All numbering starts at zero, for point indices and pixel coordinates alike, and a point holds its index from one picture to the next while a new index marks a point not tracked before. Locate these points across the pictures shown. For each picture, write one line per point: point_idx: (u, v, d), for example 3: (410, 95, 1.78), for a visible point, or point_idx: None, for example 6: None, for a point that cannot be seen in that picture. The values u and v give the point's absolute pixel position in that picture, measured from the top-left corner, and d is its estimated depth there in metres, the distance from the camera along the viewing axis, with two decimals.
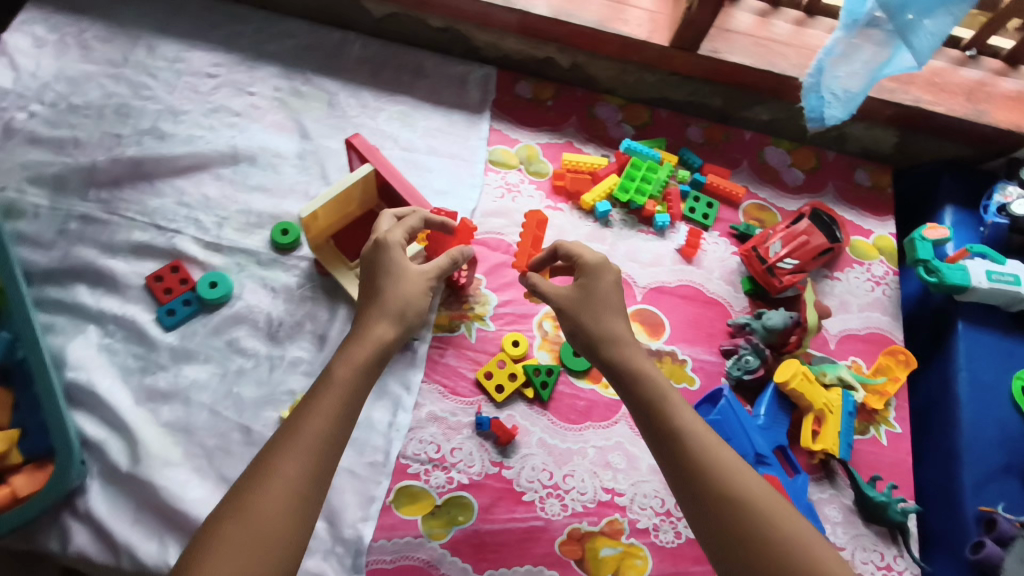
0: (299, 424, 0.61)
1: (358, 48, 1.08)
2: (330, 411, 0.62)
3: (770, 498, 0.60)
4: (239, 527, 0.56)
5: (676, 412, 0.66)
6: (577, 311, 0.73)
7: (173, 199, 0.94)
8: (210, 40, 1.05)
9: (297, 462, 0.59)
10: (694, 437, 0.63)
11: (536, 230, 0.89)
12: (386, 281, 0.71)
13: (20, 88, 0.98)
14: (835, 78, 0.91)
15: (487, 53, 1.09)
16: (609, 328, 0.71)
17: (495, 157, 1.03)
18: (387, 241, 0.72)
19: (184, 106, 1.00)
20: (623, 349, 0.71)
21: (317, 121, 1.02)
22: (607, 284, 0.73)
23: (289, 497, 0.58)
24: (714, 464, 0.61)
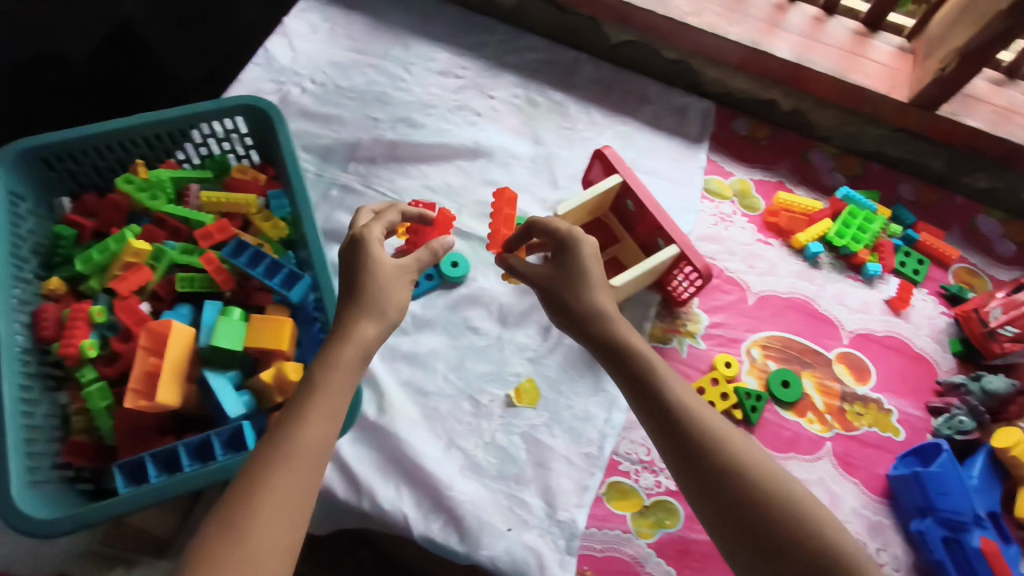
0: (311, 389, 0.59)
1: (590, 69, 1.15)
2: (341, 375, 0.61)
3: (762, 463, 0.62)
4: (266, 483, 0.53)
5: (659, 376, 0.68)
6: (555, 280, 0.76)
7: (420, 182, 1.02)
8: (459, 46, 1.15)
9: (319, 428, 0.57)
10: (686, 401, 0.66)
11: (506, 207, 0.94)
12: (371, 277, 0.67)
13: (296, 66, 1.09)
14: None
15: (710, 88, 1.14)
16: (598, 302, 0.74)
17: (711, 186, 1.07)
18: (363, 234, 0.70)
19: (433, 101, 1.09)
20: (606, 322, 0.72)
21: (550, 129, 1.08)
22: (588, 258, 0.75)
23: (314, 457, 0.55)
24: (709, 431, 0.63)
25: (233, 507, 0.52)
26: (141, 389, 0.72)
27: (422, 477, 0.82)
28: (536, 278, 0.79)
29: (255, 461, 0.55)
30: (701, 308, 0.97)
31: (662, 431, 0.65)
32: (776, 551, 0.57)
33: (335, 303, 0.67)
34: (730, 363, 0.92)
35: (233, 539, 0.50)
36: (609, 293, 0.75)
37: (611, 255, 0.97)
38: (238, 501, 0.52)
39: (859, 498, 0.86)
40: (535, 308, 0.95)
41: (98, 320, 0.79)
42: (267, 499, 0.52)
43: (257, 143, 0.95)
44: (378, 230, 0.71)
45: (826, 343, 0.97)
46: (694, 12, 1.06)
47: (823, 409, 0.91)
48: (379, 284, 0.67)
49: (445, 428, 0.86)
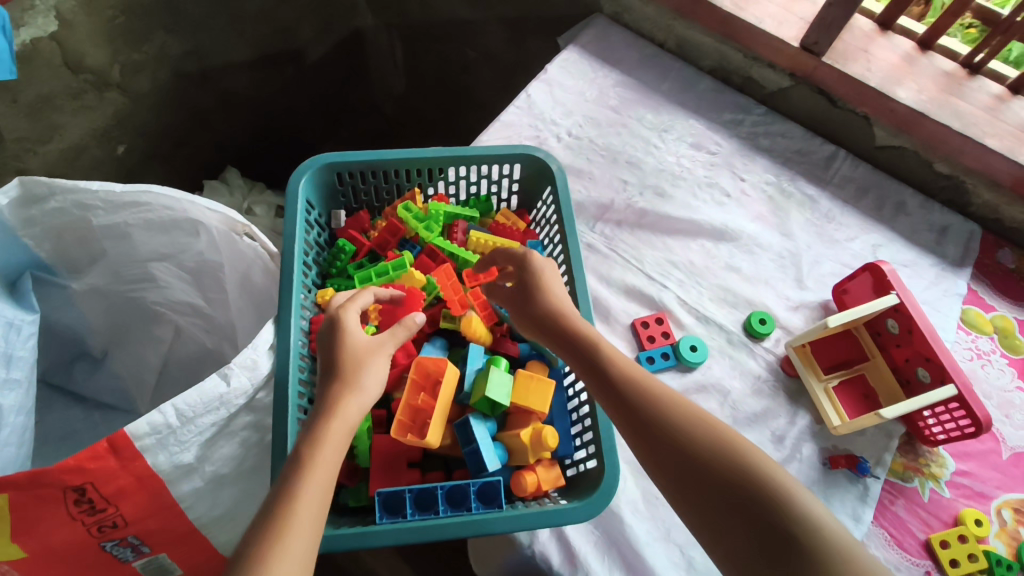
0: (309, 450, 0.57)
1: (847, 166, 1.11)
2: (331, 431, 0.59)
3: (730, 440, 0.56)
4: (276, 543, 0.49)
5: (612, 363, 0.64)
6: (519, 290, 0.74)
7: (663, 255, 1.01)
8: (714, 121, 1.14)
9: (315, 486, 0.54)
10: (649, 386, 0.61)
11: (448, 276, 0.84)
12: (346, 354, 0.65)
13: (555, 116, 1.12)
14: None
15: (977, 210, 1.07)
16: (551, 297, 0.72)
17: (968, 318, 0.99)
18: (341, 314, 0.69)
19: (683, 173, 1.08)
20: (563, 315, 0.70)
21: (799, 223, 1.05)
22: (543, 264, 0.75)
23: (313, 511, 0.52)
24: (668, 414, 0.58)
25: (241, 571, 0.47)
26: (406, 422, 0.72)
27: (640, 568, 0.77)
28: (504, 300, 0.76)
29: (257, 524, 0.51)
30: (947, 450, 0.90)
31: (629, 428, 0.59)
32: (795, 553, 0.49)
33: (324, 385, 0.63)
34: (980, 522, 0.84)
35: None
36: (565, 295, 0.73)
37: (859, 373, 0.92)
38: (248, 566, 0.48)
39: None
40: (769, 413, 0.90)
41: None
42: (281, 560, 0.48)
43: (523, 190, 0.97)
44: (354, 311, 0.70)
45: None
46: (993, 133, 0.99)
47: None
48: (357, 361, 0.65)
49: (665, 521, 0.81)
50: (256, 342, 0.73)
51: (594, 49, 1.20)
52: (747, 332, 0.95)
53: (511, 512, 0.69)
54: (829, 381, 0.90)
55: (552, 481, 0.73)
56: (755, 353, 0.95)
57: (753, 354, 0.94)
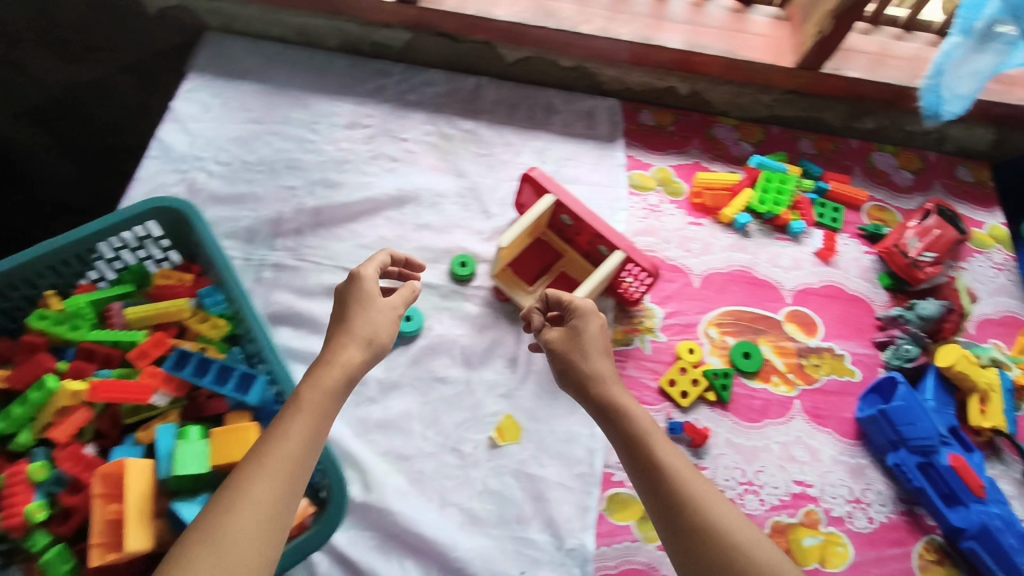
0: (291, 409, 0.63)
1: (492, 91, 1.17)
2: (326, 388, 0.66)
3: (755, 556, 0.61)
4: (258, 486, 0.57)
5: (659, 449, 0.68)
6: (573, 355, 0.76)
7: (353, 242, 1.00)
8: (361, 95, 1.14)
9: (298, 433, 0.61)
10: (696, 483, 0.66)
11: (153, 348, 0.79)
12: (354, 312, 0.72)
13: (196, 150, 1.05)
14: (956, 79, 1.00)
15: (610, 87, 1.18)
16: (598, 370, 0.75)
17: (634, 181, 1.11)
18: (360, 270, 0.75)
19: (347, 156, 1.07)
20: (614, 391, 0.73)
21: (468, 160, 1.09)
22: (597, 334, 0.77)
23: (294, 460, 0.59)
24: (714, 515, 0.63)
25: (224, 504, 0.56)
26: (105, 541, 0.64)
27: (424, 546, 0.78)
28: (551, 342, 0.79)
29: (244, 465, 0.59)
30: (653, 301, 1.00)
31: (652, 496, 0.66)
32: None
33: (326, 335, 0.71)
34: (692, 349, 0.96)
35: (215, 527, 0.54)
36: (612, 363, 0.77)
37: (559, 271, 0.98)
38: (228, 499, 0.56)
39: (837, 446, 0.92)
40: (497, 342, 0.94)
41: (39, 479, 0.70)
42: (253, 497, 0.56)
43: (175, 242, 0.89)
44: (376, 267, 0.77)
45: (773, 306, 1.02)
46: (584, 20, 1.08)
47: (785, 369, 0.97)
48: (345, 321, 0.71)
49: (437, 488, 0.83)
50: None
51: (216, 68, 1.14)
52: (454, 279, 0.98)
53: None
54: (535, 291, 0.96)
55: (298, 515, 0.69)
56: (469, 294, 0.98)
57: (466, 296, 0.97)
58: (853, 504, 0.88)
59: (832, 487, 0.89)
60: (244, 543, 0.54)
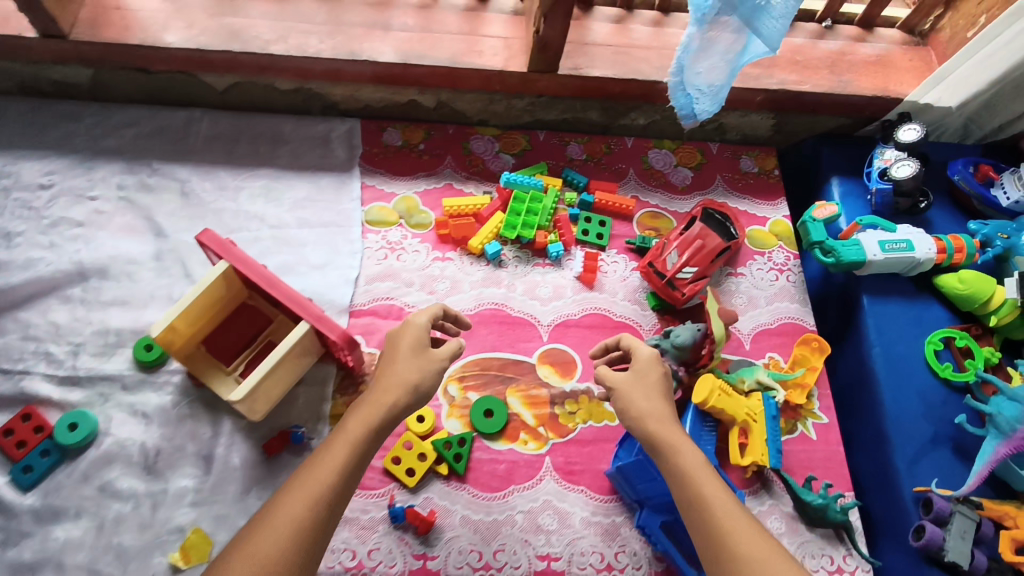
0: (343, 451, 0.64)
1: (206, 125, 1.00)
2: (382, 419, 0.67)
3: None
4: (295, 502, 0.59)
5: (699, 481, 0.64)
6: (627, 391, 0.72)
7: (19, 334, 0.84)
8: (39, 146, 0.96)
9: (315, 489, 0.60)
10: (717, 504, 0.62)
11: None
12: (409, 362, 0.72)
13: None
14: (697, 75, 0.81)
15: (346, 106, 1.03)
16: (651, 405, 0.71)
17: (372, 217, 0.97)
18: (410, 320, 0.76)
19: (18, 227, 0.90)
20: (667, 421, 0.70)
21: (170, 215, 0.93)
22: (652, 374, 0.73)
23: (334, 490, 0.61)
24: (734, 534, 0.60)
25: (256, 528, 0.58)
26: None
27: None
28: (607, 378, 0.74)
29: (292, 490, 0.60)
30: None
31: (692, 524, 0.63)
32: None
33: (382, 373, 0.71)
34: (423, 417, 0.84)
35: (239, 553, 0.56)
36: (666, 400, 0.72)
37: (266, 342, 0.84)
38: (258, 528, 0.58)
39: (589, 505, 0.82)
40: (189, 437, 0.81)
41: None
42: (287, 518, 0.58)
43: None
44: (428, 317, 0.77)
45: (526, 348, 0.91)
46: (279, 39, 0.90)
47: (534, 423, 0.86)
48: (391, 360, 0.72)
49: None
50: None
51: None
52: (140, 366, 0.84)
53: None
54: (235, 369, 0.82)
55: None
56: (160, 382, 0.84)
57: (154, 386, 0.83)
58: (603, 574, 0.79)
59: (581, 556, 0.79)
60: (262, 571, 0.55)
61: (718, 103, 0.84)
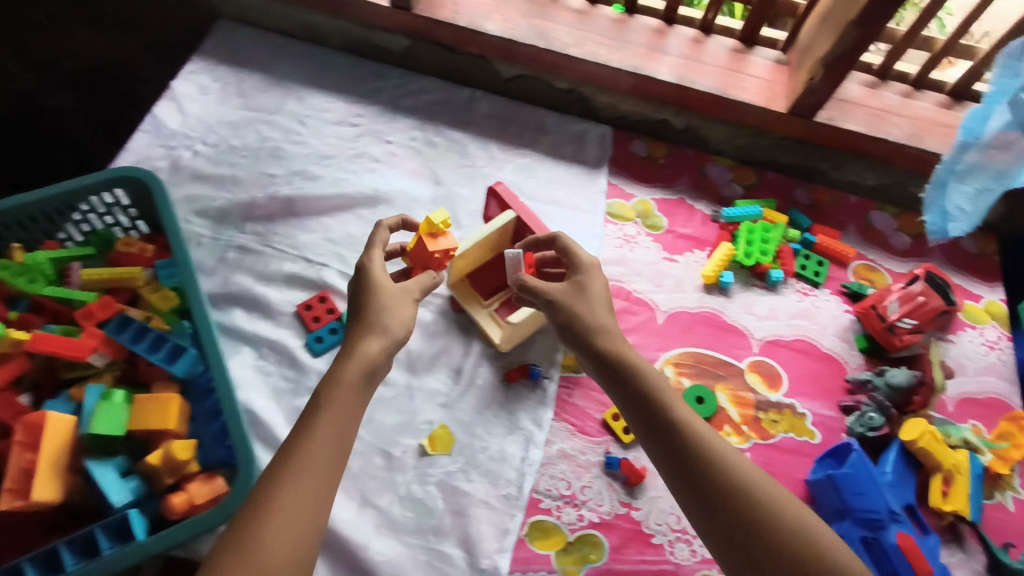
0: (313, 415, 0.66)
1: (485, 105, 1.16)
2: (345, 388, 0.68)
3: (776, 501, 0.64)
4: (295, 477, 0.61)
5: (672, 405, 0.71)
6: (574, 305, 0.80)
7: (320, 235, 1.01)
8: (354, 94, 1.15)
9: (315, 456, 0.63)
10: (690, 429, 0.69)
11: (98, 314, 0.81)
12: (372, 303, 0.75)
13: (186, 129, 1.08)
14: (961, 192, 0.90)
15: (604, 113, 1.16)
16: (601, 321, 0.78)
17: (613, 210, 1.08)
18: (368, 262, 0.79)
19: (330, 152, 1.08)
20: (612, 341, 0.77)
21: (448, 170, 1.08)
22: (601, 292, 0.81)
23: (319, 468, 0.62)
24: (714, 455, 0.67)
25: (262, 499, 0.60)
26: (15, 488, 0.68)
27: (333, 540, 0.78)
28: (552, 290, 0.82)
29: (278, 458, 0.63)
30: None
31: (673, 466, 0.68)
32: (777, 552, 0.62)
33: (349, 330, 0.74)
34: None
35: (251, 530, 0.58)
36: (616, 335, 0.78)
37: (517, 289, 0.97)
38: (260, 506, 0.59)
39: None
40: (443, 351, 0.93)
41: None
42: (273, 529, 0.58)
43: (144, 214, 0.93)
44: (381, 261, 0.80)
45: (738, 354, 0.98)
46: (576, 44, 1.06)
47: (738, 420, 0.92)
48: (382, 304, 0.75)
49: (358, 486, 0.83)
50: None
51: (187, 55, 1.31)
52: None
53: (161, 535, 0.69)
54: (489, 304, 0.95)
55: (207, 492, 0.72)
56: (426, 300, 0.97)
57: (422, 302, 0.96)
58: None
59: None
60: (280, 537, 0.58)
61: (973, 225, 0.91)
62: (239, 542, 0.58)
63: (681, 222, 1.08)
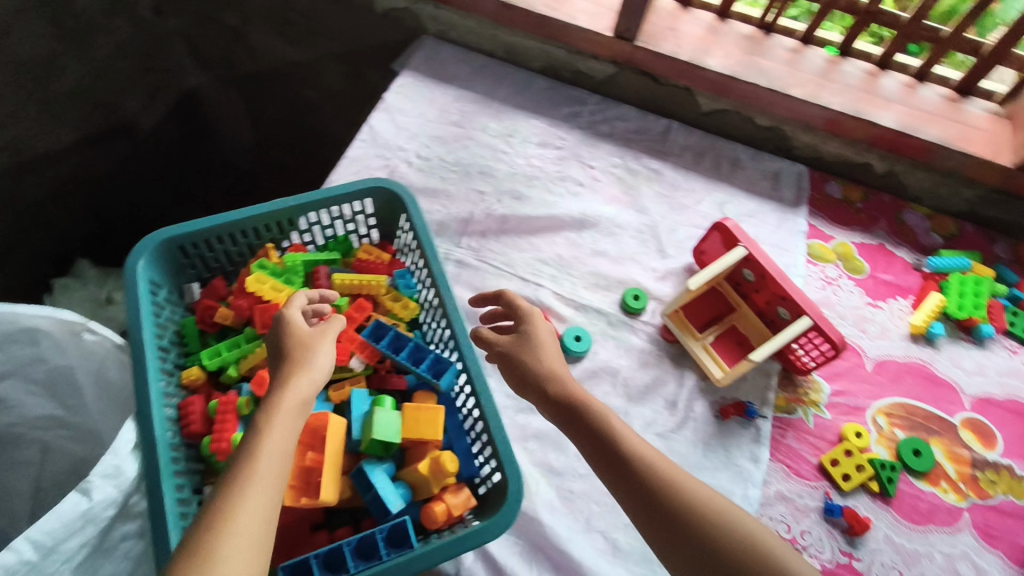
0: (264, 422, 0.60)
1: (681, 136, 1.18)
2: (288, 407, 0.61)
3: (752, 531, 0.58)
4: (248, 492, 0.54)
5: (622, 436, 0.65)
6: (526, 355, 0.75)
7: (531, 255, 1.03)
8: (554, 117, 1.19)
9: (268, 468, 0.56)
10: (651, 458, 0.63)
11: (356, 317, 0.85)
12: (292, 339, 0.68)
13: (400, 141, 1.13)
14: None
15: (800, 153, 1.17)
16: (551, 368, 0.73)
17: (814, 251, 1.08)
18: (285, 311, 0.72)
19: (535, 173, 1.12)
20: (565, 384, 0.71)
21: (651, 198, 1.11)
22: (547, 335, 0.77)
23: (271, 484, 0.55)
24: (688, 501, 0.59)
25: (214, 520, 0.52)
26: (297, 484, 0.69)
27: (565, 563, 0.78)
28: (500, 344, 0.78)
29: (228, 475, 0.56)
30: (821, 375, 0.97)
31: (645, 510, 0.60)
32: None
33: (279, 368, 0.66)
34: (860, 433, 0.92)
35: (215, 535, 0.50)
36: (566, 377, 0.72)
37: (730, 324, 0.98)
38: (212, 522, 0.51)
39: (1006, 572, 0.85)
40: (658, 381, 0.94)
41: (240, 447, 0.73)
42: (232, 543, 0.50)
43: (381, 222, 0.96)
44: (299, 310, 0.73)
45: (949, 408, 0.96)
46: (794, 82, 1.09)
47: (955, 477, 0.90)
48: (305, 343, 0.68)
49: (583, 510, 0.83)
50: (115, 446, 0.68)
51: (384, 77, 1.42)
52: (624, 310, 0.99)
53: (422, 550, 0.67)
54: (703, 337, 0.96)
55: (462, 505, 0.71)
56: (636, 328, 0.99)
57: (634, 329, 0.98)
58: None
59: None
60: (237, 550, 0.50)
61: None
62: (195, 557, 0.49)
63: (882, 268, 1.08)
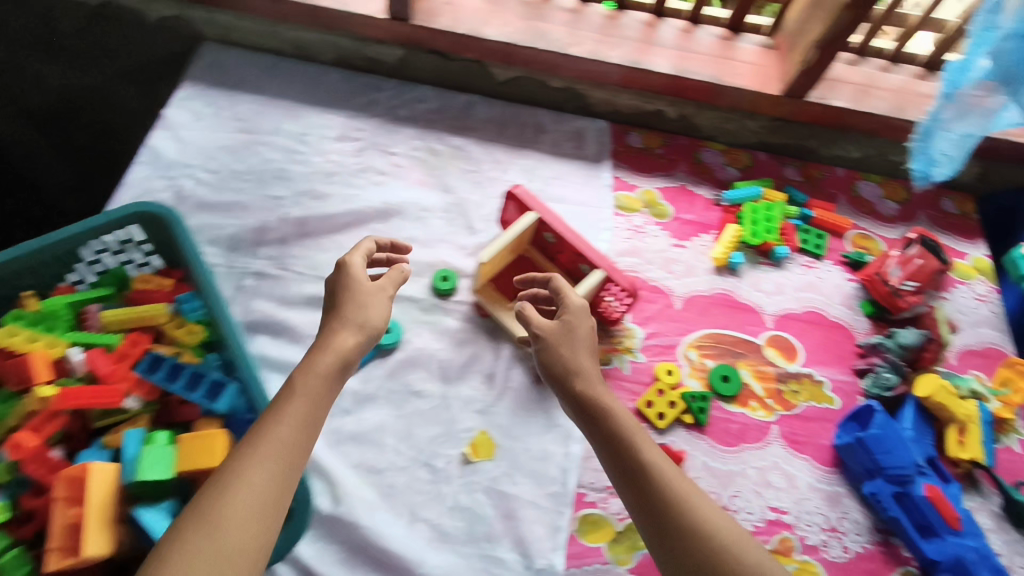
0: (296, 380, 0.67)
1: (482, 109, 1.18)
2: (321, 375, 0.68)
3: (734, 539, 0.63)
4: (260, 464, 0.59)
5: (641, 445, 0.69)
6: (558, 343, 0.78)
7: (336, 253, 1.00)
8: (351, 108, 1.15)
9: (282, 439, 0.62)
10: (664, 469, 0.67)
11: (130, 350, 0.80)
12: (348, 295, 0.76)
13: (185, 158, 1.06)
14: (940, 144, 0.98)
15: (599, 108, 1.19)
16: (581, 363, 0.76)
17: (620, 202, 1.11)
18: (347, 260, 0.79)
19: (334, 168, 1.08)
20: (593, 385, 0.75)
21: (456, 176, 1.10)
22: (582, 329, 0.79)
23: (286, 457, 0.61)
24: (684, 512, 0.64)
25: (214, 495, 0.57)
26: (64, 545, 0.65)
27: (387, 558, 0.77)
28: (540, 328, 0.79)
29: (254, 438, 0.62)
30: (634, 322, 1.00)
31: (645, 516, 0.65)
32: None
33: (325, 321, 0.74)
34: (670, 371, 0.96)
35: (223, 502, 0.56)
36: (591, 376, 0.76)
37: None
38: (231, 480, 0.58)
39: (813, 473, 0.91)
40: (474, 358, 0.94)
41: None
42: (242, 506, 0.56)
43: (159, 248, 0.89)
44: (362, 261, 0.80)
45: (753, 331, 1.02)
46: (573, 42, 1.10)
47: (763, 395, 0.96)
48: (356, 300, 0.75)
49: (406, 501, 0.82)
50: None
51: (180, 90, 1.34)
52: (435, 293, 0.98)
53: None
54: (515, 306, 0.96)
55: None
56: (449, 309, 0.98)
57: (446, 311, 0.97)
58: (829, 533, 0.86)
59: (808, 514, 0.88)
60: (243, 519, 0.56)
61: (957, 168, 0.99)
62: (207, 513, 0.56)
63: (685, 209, 1.12)
